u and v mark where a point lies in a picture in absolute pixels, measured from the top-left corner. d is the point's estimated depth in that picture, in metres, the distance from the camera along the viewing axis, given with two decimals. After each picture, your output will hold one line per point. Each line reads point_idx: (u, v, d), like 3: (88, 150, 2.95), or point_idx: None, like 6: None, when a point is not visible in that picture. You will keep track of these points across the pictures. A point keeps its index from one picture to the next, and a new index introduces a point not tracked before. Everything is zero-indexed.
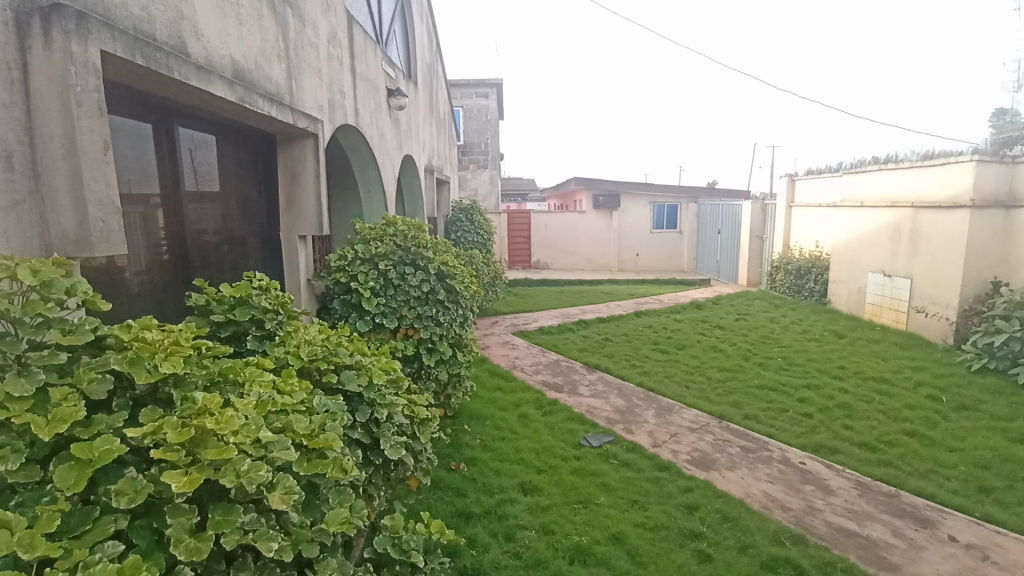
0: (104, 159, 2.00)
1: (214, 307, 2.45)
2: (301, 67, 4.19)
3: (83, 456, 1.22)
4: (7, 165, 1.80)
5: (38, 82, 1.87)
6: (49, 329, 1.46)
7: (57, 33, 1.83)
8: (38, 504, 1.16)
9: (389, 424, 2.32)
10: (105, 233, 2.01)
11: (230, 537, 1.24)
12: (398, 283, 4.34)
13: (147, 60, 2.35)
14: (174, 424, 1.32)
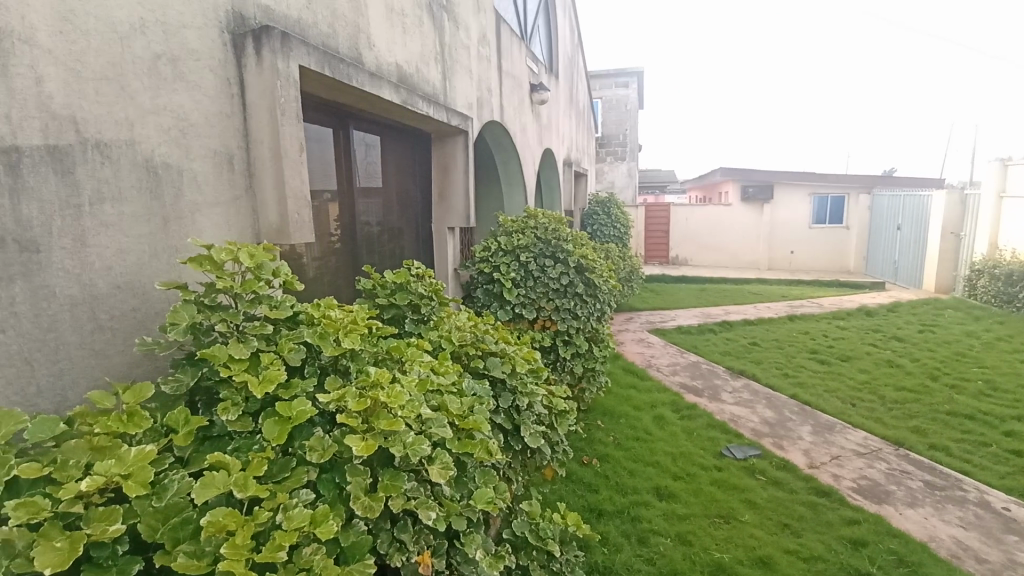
0: (300, 158, 2.32)
1: (378, 290, 2.69)
2: (454, 68, 4.45)
3: (285, 414, 1.43)
4: (229, 166, 2.16)
5: (252, 94, 2.22)
6: (259, 304, 1.73)
7: (267, 52, 2.18)
8: (250, 450, 1.38)
9: (529, 412, 2.40)
10: (299, 224, 2.34)
11: (396, 500, 1.37)
12: (538, 275, 4.43)
13: (333, 71, 2.66)
14: (354, 394, 1.48)
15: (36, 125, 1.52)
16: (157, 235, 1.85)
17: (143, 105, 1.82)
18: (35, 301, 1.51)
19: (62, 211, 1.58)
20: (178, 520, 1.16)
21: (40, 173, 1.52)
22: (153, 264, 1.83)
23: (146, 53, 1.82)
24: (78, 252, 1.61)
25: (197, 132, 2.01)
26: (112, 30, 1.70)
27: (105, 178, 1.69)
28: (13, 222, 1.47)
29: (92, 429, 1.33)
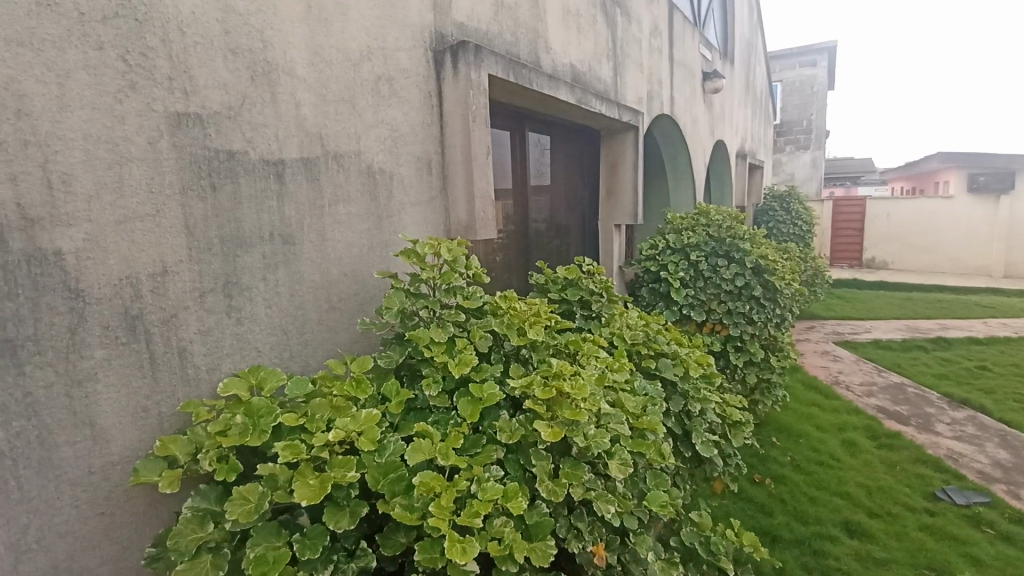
0: (486, 160, 2.51)
1: (551, 286, 2.80)
2: (626, 63, 4.39)
3: (477, 395, 1.58)
4: (429, 170, 2.43)
5: (449, 105, 2.47)
6: (454, 294, 1.91)
7: (462, 65, 2.41)
8: (448, 424, 1.56)
9: (701, 419, 2.30)
10: (484, 221, 2.53)
11: (576, 489, 1.43)
12: (709, 276, 4.18)
13: (517, 77, 2.81)
14: (540, 383, 1.57)
15: (295, 141, 1.86)
16: (374, 231, 2.17)
17: (367, 120, 2.13)
18: (292, 283, 1.86)
19: (311, 211, 1.92)
20: (394, 476, 1.35)
21: (297, 180, 1.87)
22: (371, 256, 2.15)
23: (370, 75, 2.13)
24: (320, 244, 1.95)
25: (405, 141, 2.30)
26: (346, 59, 2.03)
27: (339, 183, 2.02)
28: (279, 221, 1.81)
29: (330, 392, 1.60)
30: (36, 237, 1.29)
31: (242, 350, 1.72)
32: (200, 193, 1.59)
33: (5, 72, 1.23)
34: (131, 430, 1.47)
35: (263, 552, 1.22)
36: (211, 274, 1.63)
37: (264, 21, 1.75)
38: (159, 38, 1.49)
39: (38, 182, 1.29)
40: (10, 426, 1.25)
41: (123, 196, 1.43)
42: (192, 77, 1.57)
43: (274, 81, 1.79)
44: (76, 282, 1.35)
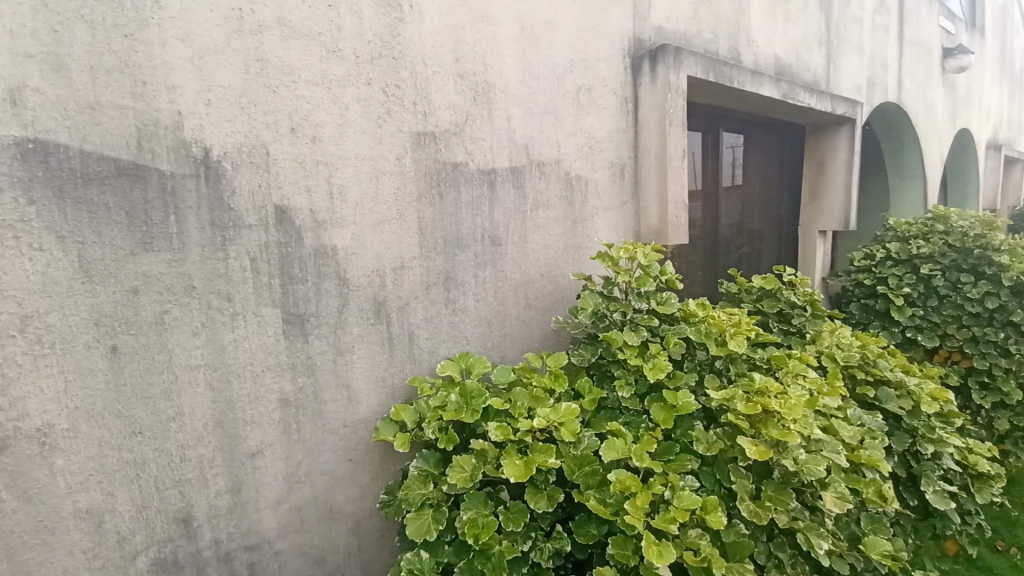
0: (681, 164, 2.45)
1: (744, 296, 2.60)
2: (843, 48, 3.88)
3: (671, 402, 1.57)
4: (622, 175, 2.47)
5: (644, 109, 2.47)
6: (648, 300, 1.93)
7: (661, 68, 2.38)
8: (640, 428, 1.60)
9: (933, 464, 1.98)
10: (677, 225, 2.47)
11: (781, 515, 1.38)
12: (946, 294, 3.48)
13: (718, 76, 2.68)
14: (743, 398, 1.51)
15: (506, 152, 2.05)
16: (568, 234, 2.27)
17: (568, 130, 2.24)
18: (497, 280, 2.05)
19: (516, 215, 2.09)
20: (589, 470, 1.43)
21: (506, 187, 2.06)
22: (565, 258, 2.26)
23: (572, 86, 2.24)
24: (522, 246, 2.12)
25: (601, 147, 2.37)
26: (551, 73, 2.17)
27: (540, 189, 2.16)
28: (490, 223, 2.02)
29: (529, 382, 1.75)
30: (321, 235, 1.64)
31: (455, 338, 1.96)
32: (430, 200, 1.86)
33: (307, 108, 1.60)
34: (372, 395, 1.77)
35: (474, 516, 1.40)
36: (436, 270, 1.89)
37: (487, 47, 1.96)
38: (408, 70, 1.78)
39: (323, 192, 1.64)
40: (297, 380, 1.62)
41: (377, 203, 1.74)
42: (430, 100, 1.84)
43: (491, 99, 1.99)
44: (343, 272, 1.69)
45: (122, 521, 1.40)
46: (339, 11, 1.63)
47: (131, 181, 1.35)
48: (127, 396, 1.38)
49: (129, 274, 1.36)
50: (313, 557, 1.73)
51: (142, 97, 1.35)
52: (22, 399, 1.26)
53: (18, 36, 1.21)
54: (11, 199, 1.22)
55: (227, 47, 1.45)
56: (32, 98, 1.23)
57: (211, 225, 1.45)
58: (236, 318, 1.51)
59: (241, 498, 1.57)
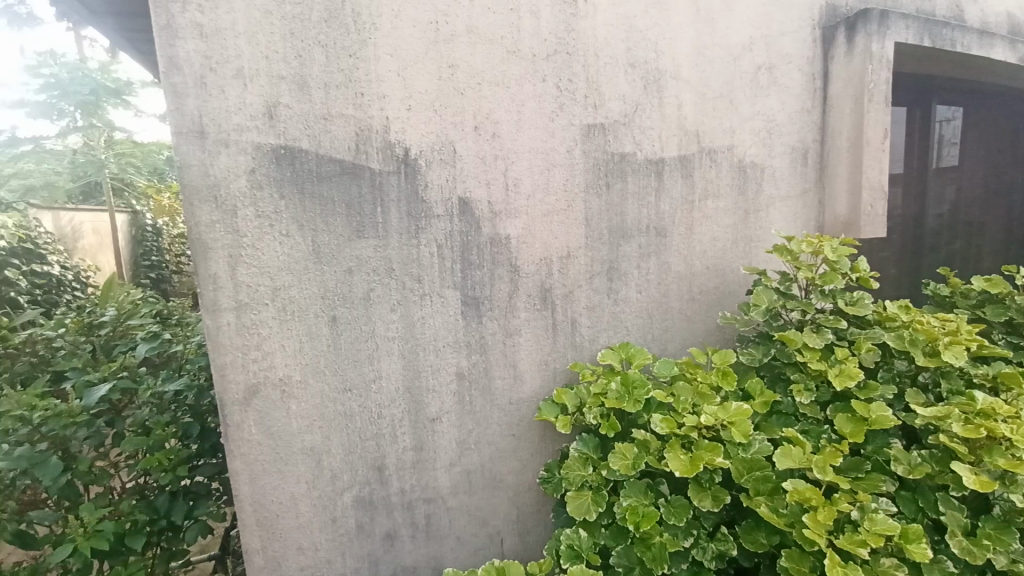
0: (882, 146, 2.16)
1: (957, 299, 2.20)
2: None
3: (861, 414, 1.48)
4: (804, 160, 2.23)
5: (836, 85, 2.20)
6: (835, 299, 1.76)
7: (861, 37, 2.11)
8: (820, 438, 1.52)
9: None
10: (871, 217, 2.19)
11: (1003, 559, 1.20)
12: None
13: (934, 40, 2.27)
14: (962, 418, 1.32)
15: (675, 140, 1.99)
16: (739, 226, 2.14)
17: (744, 114, 2.09)
18: (660, 272, 2.02)
19: (683, 206, 2.03)
20: (760, 475, 1.39)
21: (674, 177, 2.00)
22: (734, 251, 2.14)
23: (751, 66, 2.09)
24: (688, 237, 2.05)
25: (781, 131, 2.17)
26: (728, 54, 2.04)
27: (711, 178, 2.06)
28: (655, 214, 1.99)
29: (695, 378, 1.72)
30: (497, 225, 1.77)
31: (616, 327, 1.98)
32: (597, 191, 1.89)
33: (489, 107, 1.73)
34: (536, 377, 1.88)
35: (635, 504, 1.43)
36: (600, 259, 1.92)
37: (660, 33, 1.92)
38: (581, 64, 1.82)
39: (500, 185, 1.76)
40: (471, 357, 1.79)
41: (548, 195, 1.83)
42: (600, 92, 1.86)
43: (662, 86, 1.95)
44: (515, 260, 1.80)
45: (335, 461, 1.69)
46: (519, 13, 1.73)
47: (350, 178, 1.60)
48: (342, 358, 1.65)
49: (346, 257, 1.62)
50: (478, 518, 1.90)
51: (360, 106, 1.59)
52: (271, 354, 1.58)
53: (275, 63, 1.50)
54: (269, 195, 1.53)
55: (425, 57, 1.64)
56: (284, 112, 1.53)
57: (408, 216, 1.66)
58: (424, 298, 1.71)
59: (422, 456, 1.79)
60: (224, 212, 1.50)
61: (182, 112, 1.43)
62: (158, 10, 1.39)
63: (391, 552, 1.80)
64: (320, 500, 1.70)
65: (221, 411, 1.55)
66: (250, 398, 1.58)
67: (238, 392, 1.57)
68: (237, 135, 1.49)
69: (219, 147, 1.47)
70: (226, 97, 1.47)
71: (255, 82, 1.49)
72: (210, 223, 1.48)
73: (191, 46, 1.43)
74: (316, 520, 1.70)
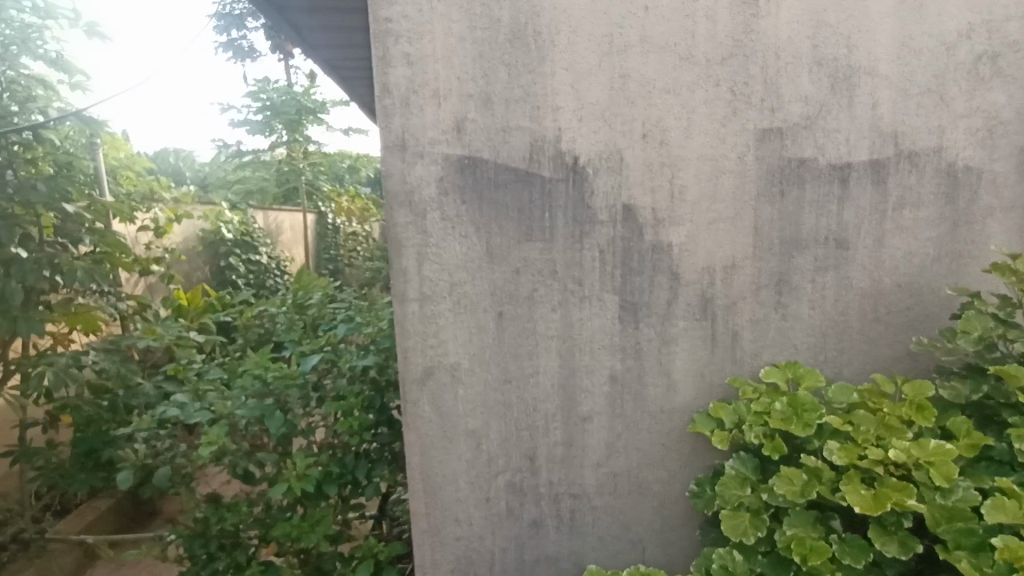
0: None
1: None
2: None
3: None
4: None
5: None
6: None
7: None
8: None
9: None
10: None
11: None
12: None
13: None
14: None
15: (866, 143, 1.80)
16: (945, 239, 1.86)
17: (958, 110, 1.82)
18: (839, 288, 1.85)
19: (872, 215, 1.83)
20: (963, 527, 1.24)
21: (862, 184, 1.81)
22: (936, 268, 1.87)
23: (971, 56, 1.80)
24: (877, 251, 1.84)
25: (1008, 129, 1.84)
26: (941, 43, 1.79)
27: (910, 185, 1.83)
28: (837, 224, 1.82)
29: (881, 409, 1.54)
30: (660, 232, 1.78)
31: (782, 344, 1.86)
32: (770, 199, 1.79)
33: (659, 115, 1.74)
34: (690, 388, 1.84)
35: (801, 535, 1.35)
36: (768, 271, 1.82)
37: (854, 26, 1.76)
38: (759, 66, 1.75)
39: (665, 192, 1.76)
40: (625, 361, 1.81)
41: (715, 202, 1.78)
42: (779, 95, 1.76)
43: (853, 85, 1.78)
44: (675, 267, 1.79)
45: (492, 445, 1.84)
46: (695, 18, 1.71)
47: (523, 185, 1.73)
48: (505, 351, 1.79)
49: (514, 258, 1.75)
50: (621, 522, 1.91)
51: (536, 119, 1.71)
52: (445, 341, 1.78)
53: (465, 83, 1.68)
54: (453, 201, 1.72)
55: (598, 69, 1.71)
56: (470, 126, 1.70)
57: (573, 221, 1.75)
58: (583, 300, 1.78)
59: (571, 452, 1.86)
60: (416, 215, 1.72)
61: (389, 129, 1.68)
62: (377, 44, 1.64)
63: (536, 539, 1.90)
64: (477, 479, 1.85)
65: (402, 387, 1.78)
66: (426, 379, 1.79)
67: (417, 372, 1.78)
68: (431, 147, 1.70)
69: (416, 158, 1.70)
70: (424, 115, 1.69)
71: (447, 101, 1.69)
72: (405, 224, 1.71)
73: (400, 73, 1.66)
74: (473, 497, 1.86)
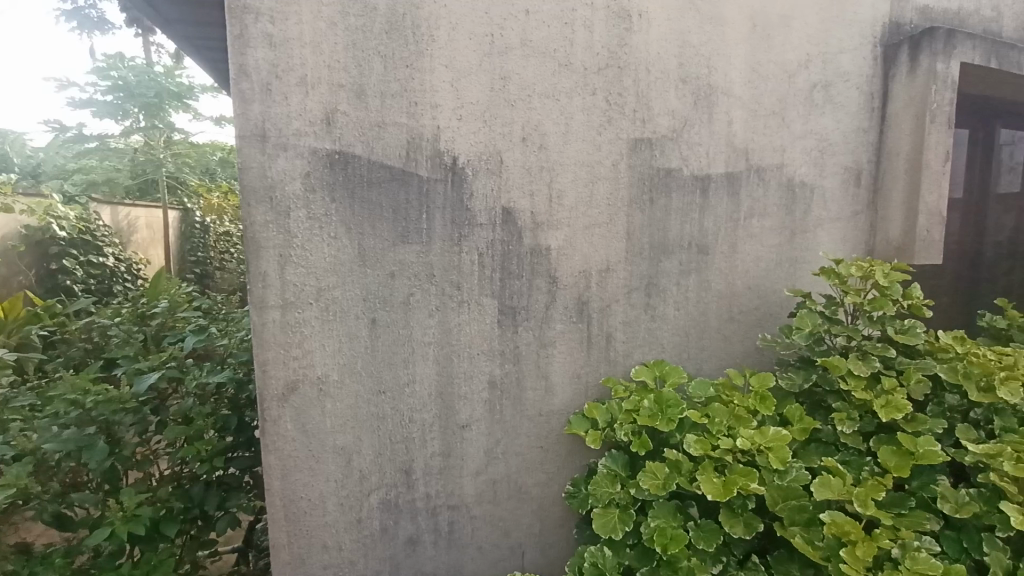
0: (942, 169, 2.08)
1: (1016, 333, 2.11)
2: None
3: (907, 447, 1.47)
4: (858, 182, 2.16)
5: (895, 106, 2.13)
6: (884, 326, 1.70)
7: (924, 56, 2.04)
8: (862, 470, 1.49)
9: None
10: (927, 242, 2.10)
11: None
12: None
13: (1004, 62, 2.15)
14: (1014, 458, 1.38)
15: (723, 157, 1.96)
16: (785, 246, 2.08)
17: (796, 132, 2.04)
18: (699, 290, 1.99)
19: (727, 224, 1.99)
20: (797, 505, 1.37)
21: (719, 195, 1.97)
22: (779, 272, 2.09)
23: (806, 84, 2.04)
24: (731, 256, 2.01)
25: (834, 151, 2.10)
26: (783, 71, 2.00)
27: (758, 196, 2.02)
28: (698, 231, 1.96)
29: (732, 401, 1.67)
30: (538, 236, 1.78)
31: (651, 344, 1.95)
32: (641, 206, 1.87)
33: (538, 119, 1.74)
34: (568, 390, 1.87)
35: (663, 526, 1.41)
36: (638, 275, 1.90)
37: (714, 49, 1.90)
38: (632, 79, 1.82)
39: (543, 196, 1.77)
40: (505, 365, 1.79)
41: (591, 208, 1.83)
42: (649, 107, 1.85)
43: (713, 103, 1.93)
44: (554, 271, 1.81)
45: (364, 462, 1.72)
46: (574, 26, 1.74)
47: (399, 184, 1.63)
48: (379, 360, 1.68)
49: (389, 261, 1.65)
50: (500, 529, 1.88)
51: (413, 115, 1.63)
52: (311, 352, 1.62)
53: (336, 72, 1.55)
54: (321, 199, 1.58)
55: (479, 69, 1.67)
56: (341, 119, 1.57)
57: (452, 223, 1.69)
58: (462, 305, 1.73)
59: (450, 462, 1.79)
60: (278, 213, 1.55)
61: (246, 116, 1.50)
62: (233, 20, 1.46)
63: (413, 557, 1.81)
64: (347, 500, 1.72)
65: (260, 405, 1.60)
66: (288, 395, 1.62)
67: (278, 388, 1.61)
68: (296, 140, 1.54)
69: (278, 150, 1.53)
70: (288, 103, 1.53)
71: (315, 89, 1.55)
72: (264, 222, 1.54)
73: (260, 54, 1.49)
74: (343, 520, 1.73)
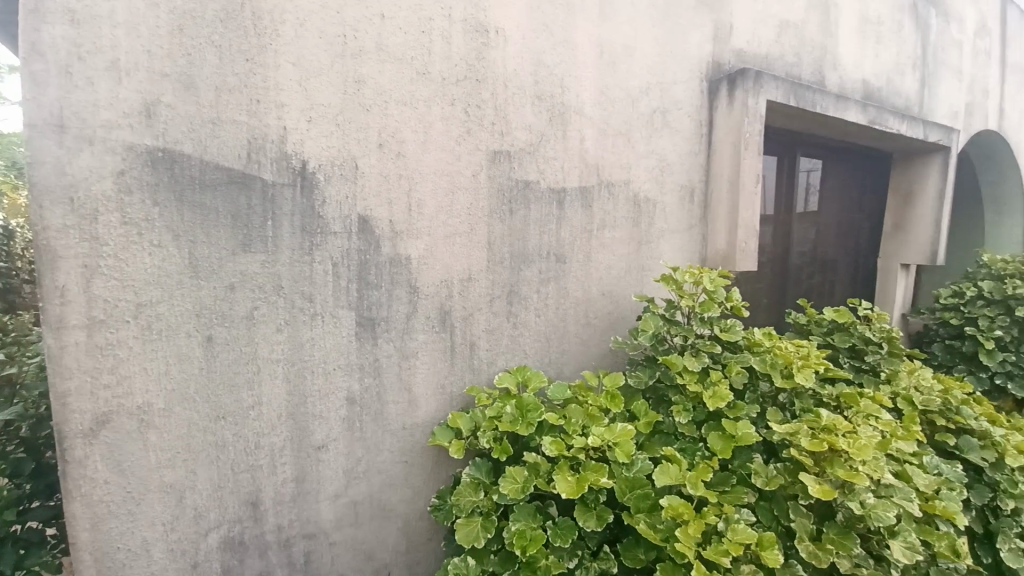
0: (755, 190, 2.36)
1: (814, 328, 2.53)
2: (939, 74, 3.56)
3: (730, 431, 1.67)
4: (691, 198, 2.44)
5: (719, 133, 2.44)
6: (711, 325, 1.93)
7: (739, 91, 2.33)
8: (695, 455, 1.67)
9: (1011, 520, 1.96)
10: (745, 252, 2.39)
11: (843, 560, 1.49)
12: None
13: (799, 100, 2.55)
14: (809, 434, 1.63)
15: (577, 172, 2.08)
16: (633, 256, 2.27)
17: (639, 152, 2.24)
18: (558, 297, 2.09)
19: (582, 234, 2.12)
20: (642, 493, 1.48)
21: (575, 207, 2.09)
22: (628, 278, 2.27)
23: (647, 109, 2.25)
24: (586, 264, 2.14)
25: (672, 170, 2.35)
26: (627, 95, 2.19)
27: (608, 210, 2.18)
28: (556, 242, 2.05)
29: (587, 401, 1.77)
30: (397, 245, 1.74)
31: (514, 351, 2.01)
32: (501, 217, 1.92)
33: (395, 126, 1.71)
34: (432, 401, 1.84)
35: (523, 528, 1.44)
36: (500, 283, 1.94)
37: (567, 70, 2.03)
38: (490, 93, 1.87)
39: (402, 205, 1.74)
40: (365, 380, 1.72)
41: (451, 217, 1.83)
42: (508, 121, 1.91)
43: (566, 120, 2.04)
44: (414, 280, 1.78)
45: (200, 499, 1.52)
46: (431, 36, 1.74)
47: (239, 188, 1.49)
48: (216, 383, 1.51)
49: (228, 272, 1.50)
50: (364, 552, 1.79)
51: (254, 114, 1.50)
52: (129, 378, 1.40)
53: (159, 60, 1.38)
54: (140, 201, 1.38)
55: (330, 69, 1.59)
56: (165, 112, 1.40)
57: (302, 231, 1.58)
58: (315, 318, 1.62)
59: (304, 488, 1.66)
60: (82, 217, 1.32)
61: (38, 101, 1.26)
62: None
63: None
64: (179, 545, 1.51)
65: (59, 445, 1.33)
66: (99, 430, 1.38)
67: (84, 424, 1.36)
68: (105, 133, 1.33)
69: (81, 144, 1.31)
70: (94, 90, 1.31)
71: (131, 77, 1.35)
72: (63, 228, 1.30)
73: (59, 32, 1.27)
74: (173, 568, 1.51)
